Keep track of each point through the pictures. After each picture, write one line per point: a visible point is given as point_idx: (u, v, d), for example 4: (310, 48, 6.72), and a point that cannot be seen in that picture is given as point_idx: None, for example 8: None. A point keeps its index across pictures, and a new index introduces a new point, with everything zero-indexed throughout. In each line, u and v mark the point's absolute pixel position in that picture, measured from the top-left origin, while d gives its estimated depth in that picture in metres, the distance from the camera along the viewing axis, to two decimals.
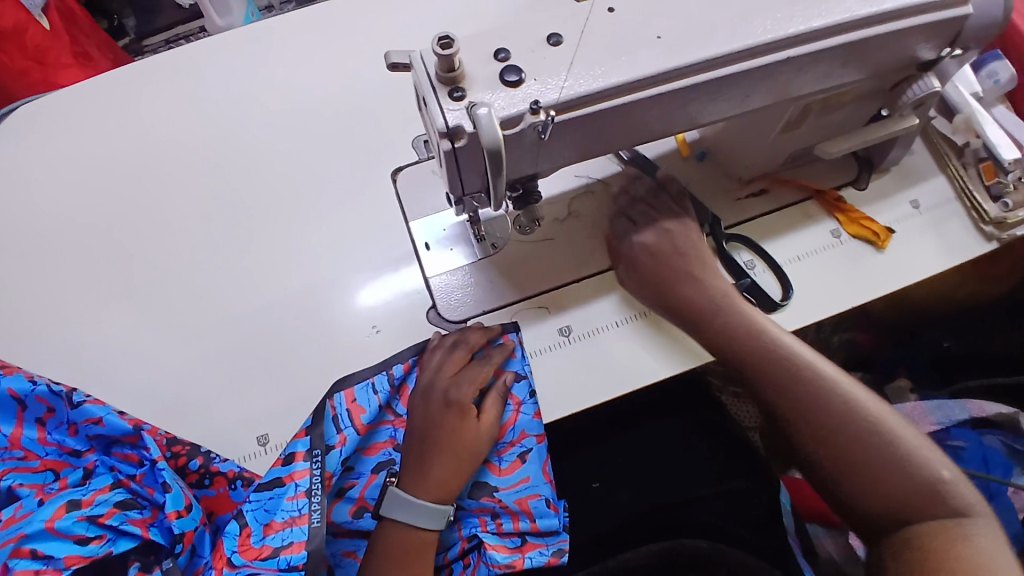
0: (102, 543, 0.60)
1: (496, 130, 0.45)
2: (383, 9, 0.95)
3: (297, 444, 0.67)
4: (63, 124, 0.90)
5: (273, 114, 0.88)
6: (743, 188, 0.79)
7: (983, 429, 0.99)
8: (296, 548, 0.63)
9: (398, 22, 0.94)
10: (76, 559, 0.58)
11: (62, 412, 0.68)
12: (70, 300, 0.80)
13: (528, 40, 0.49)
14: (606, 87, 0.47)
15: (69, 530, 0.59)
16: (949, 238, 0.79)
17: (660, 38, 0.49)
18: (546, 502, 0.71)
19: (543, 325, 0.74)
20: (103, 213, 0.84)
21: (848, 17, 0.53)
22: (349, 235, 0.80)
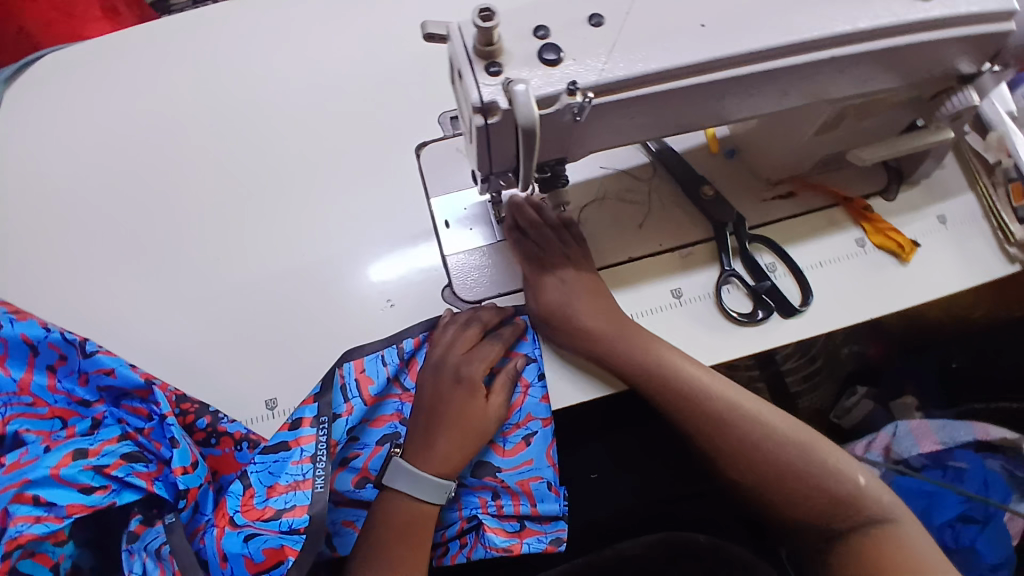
0: (106, 494, 0.61)
1: (533, 108, 0.44)
2: None
3: (304, 410, 0.68)
4: (89, 76, 0.89)
5: (299, 81, 0.87)
6: (769, 189, 0.78)
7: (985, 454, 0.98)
8: (297, 511, 0.65)
9: None
10: (79, 508, 0.59)
11: (74, 361, 0.69)
12: (87, 254, 0.80)
13: (568, 20, 0.48)
14: (643, 73, 0.46)
15: (75, 478, 0.60)
16: (972, 256, 0.77)
17: (703, 27, 0.48)
18: (547, 486, 0.72)
19: None
20: (123, 169, 0.84)
21: (896, 20, 0.51)
22: (366, 208, 0.80)
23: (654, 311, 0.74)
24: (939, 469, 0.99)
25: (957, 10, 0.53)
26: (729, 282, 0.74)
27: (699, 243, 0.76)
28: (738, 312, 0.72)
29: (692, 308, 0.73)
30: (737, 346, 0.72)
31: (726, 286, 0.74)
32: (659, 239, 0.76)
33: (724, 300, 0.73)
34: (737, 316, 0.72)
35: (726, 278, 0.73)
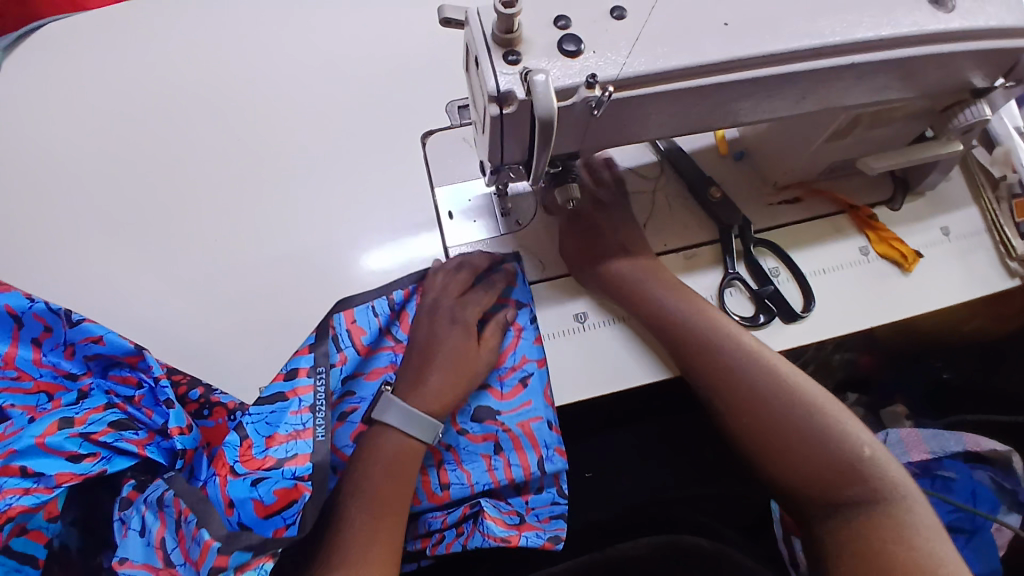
0: (96, 462, 0.60)
1: (552, 99, 0.43)
2: None
3: (301, 360, 0.69)
4: (90, 47, 0.87)
5: (306, 63, 0.86)
6: (776, 194, 0.78)
7: (973, 463, 0.99)
8: (300, 460, 0.64)
9: None
10: (69, 476, 0.58)
11: (60, 332, 0.68)
12: (82, 229, 0.78)
13: (591, 11, 0.47)
14: (664, 69, 0.45)
15: (62, 446, 0.59)
16: (974, 269, 0.77)
17: (726, 26, 0.47)
18: (548, 426, 0.70)
19: (558, 308, 0.73)
20: (122, 143, 0.82)
21: (919, 29, 0.51)
22: (370, 194, 0.78)
23: None
24: (928, 477, 0.99)
25: (980, 23, 0.53)
26: (732, 285, 0.73)
27: (704, 244, 0.75)
28: (740, 316, 0.72)
29: None
30: None
31: (729, 289, 0.74)
32: (664, 240, 0.76)
33: (726, 302, 0.73)
34: (739, 319, 0.71)
35: (729, 281, 0.73)
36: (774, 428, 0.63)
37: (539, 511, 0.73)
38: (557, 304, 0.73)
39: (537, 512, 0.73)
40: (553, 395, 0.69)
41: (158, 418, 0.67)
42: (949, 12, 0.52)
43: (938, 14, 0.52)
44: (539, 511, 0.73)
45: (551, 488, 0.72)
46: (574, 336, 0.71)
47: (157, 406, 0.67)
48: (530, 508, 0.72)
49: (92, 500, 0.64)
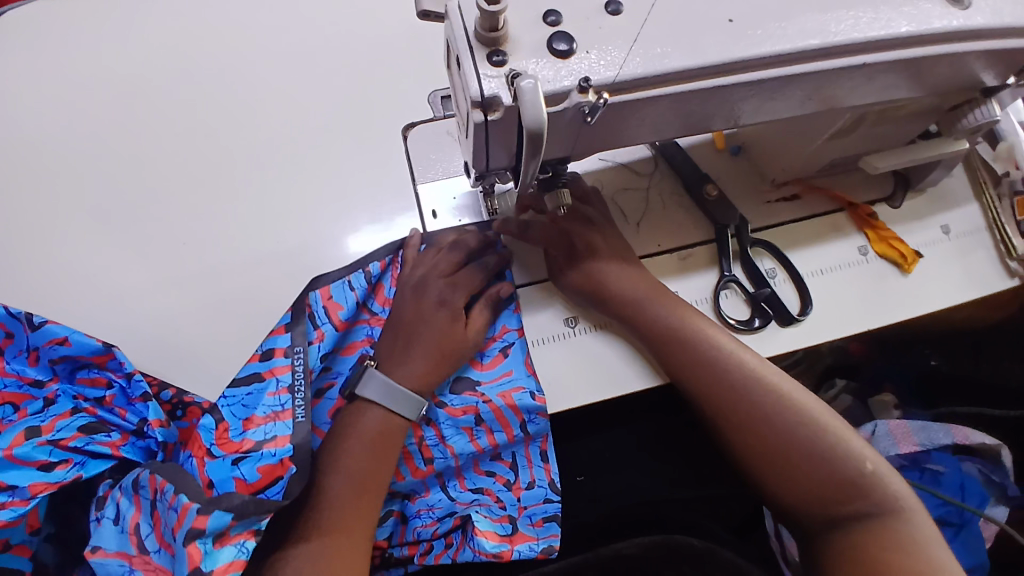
0: (69, 468, 0.56)
1: (541, 108, 0.38)
2: None
3: (276, 341, 0.64)
4: (48, 31, 0.81)
5: (280, 47, 0.80)
6: (774, 191, 0.75)
7: (962, 455, 0.99)
8: (279, 441, 0.59)
9: None
10: (43, 487, 0.54)
11: (22, 338, 0.61)
12: (42, 227, 0.73)
13: (584, 5, 0.43)
14: (664, 70, 0.42)
15: (30, 456, 0.55)
16: (974, 268, 0.75)
17: (731, 23, 0.43)
18: (531, 396, 0.67)
19: (545, 313, 0.69)
20: (84, 133, 0.76)
21: (938, 26, 0.47)
22: (352, 189, 0.74)
23: None
24: (917, 471, 0.99)
25: (1001, 19, 0.49)
26: (727, 287, 0.71)
27: (699, 244, 0.72)
28: (735, 320, 0.69)
29: None
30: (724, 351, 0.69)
31: (725, 291, 0.71)
32: (658, 239, 0.72)
33: (721, 306, 0.70)
34: (735, 323, 0.69)
35: (725, 284, 0.70)
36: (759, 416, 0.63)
37: (532, 512, 0.69)
38: (545, 308, 0.70)
39: (530, 513, 0.69)
40: (534, 364, 0.68)
41: (132, 418, 0.62)
42: (966, 8, 0.49)
43: (955, 9, 0.49)
44: (532, 512, 0.69)
45: (542, 482, 0.70)
46: (566, 340, 0.68)
47: (132, 405, 0.63)
48: (522, 508, 0.69)
49: (66, 517, 0.61)
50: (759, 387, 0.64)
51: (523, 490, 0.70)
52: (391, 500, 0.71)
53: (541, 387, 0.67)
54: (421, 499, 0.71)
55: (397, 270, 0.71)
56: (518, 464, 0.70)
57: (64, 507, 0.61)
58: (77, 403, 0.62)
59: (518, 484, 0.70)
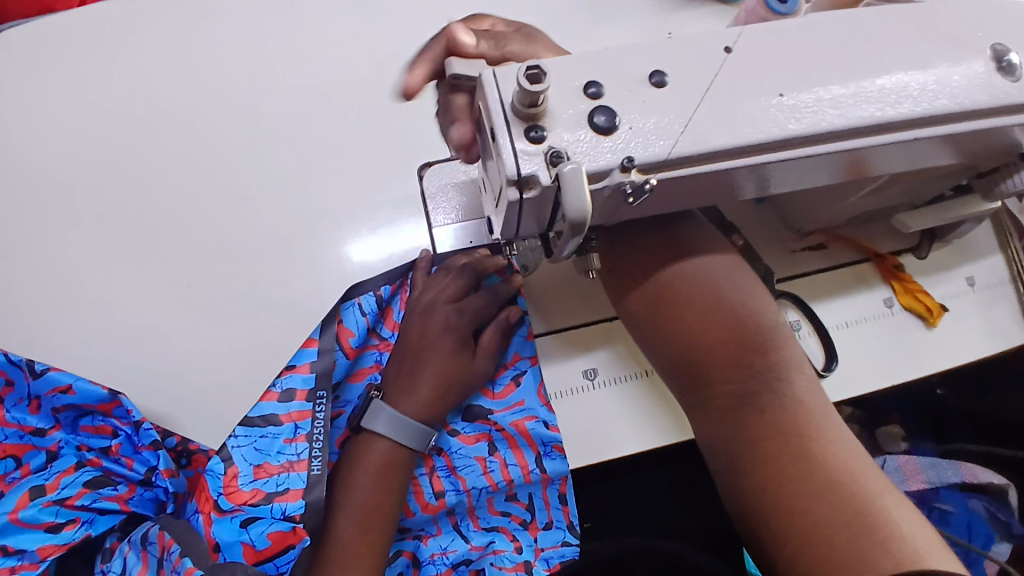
0: (77, 528, 0.53)
1: (585, 193, 0.35)
2: None
3: (296, 380, 0.61)
4: (46, 47, 0.77)
5: (290, 71, 0.77)
6: (799, 240, 0.73)
7: (969, 493, 0.98)
8: (291, 496, 0.55)
9: None
10: (53, 549, 0.52)
11: (22, 386, 0.57)
12: (37, 257, 0.69)
13: (627, 76, 0.40)
14: (712, 149, 0.39)
15: (36, 519, 0.52)
16: (999, 323, 0.74)
17: (781, 97, 0.41)
18: (545, 426, 0.65)
19: (566, 362, 0.66)
20: (85, 158, 0.73)
21: (987, 101, 0.44)
22: (364, 225, 0.71)
23: None
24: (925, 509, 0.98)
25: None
26: None
27: None
28: None
29: None
30: None
31: None
32: None
33: None
34: None
35: None
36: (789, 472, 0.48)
37: (549, 556, 0.66)
38: (563, 359, 0.66)
39: (547, 557, 0.66)
40: (546, 393, 0.65)
41: (139, 467, 0.59)
42: (1019, 80, 0.45)
43: (1006, 82, 0.45)
44: (549, 555, 0.66)
45: (560, 524, 0.67)
46: (581, 395, 0.65)
47: (139, 454, 0.59)
48: (539, 551, 0.66)
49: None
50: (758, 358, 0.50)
51: (540, 529, 0.67)
52: (401, 540, 0.67)
53: (555, 418, 0.65)
54: (433, 541, 0.67)
55: (406, 294, 0.70)
56: (534, 505, 0.68)
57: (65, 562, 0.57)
58: (81, 455, 0.57)
59: (535, 524, 0.68)
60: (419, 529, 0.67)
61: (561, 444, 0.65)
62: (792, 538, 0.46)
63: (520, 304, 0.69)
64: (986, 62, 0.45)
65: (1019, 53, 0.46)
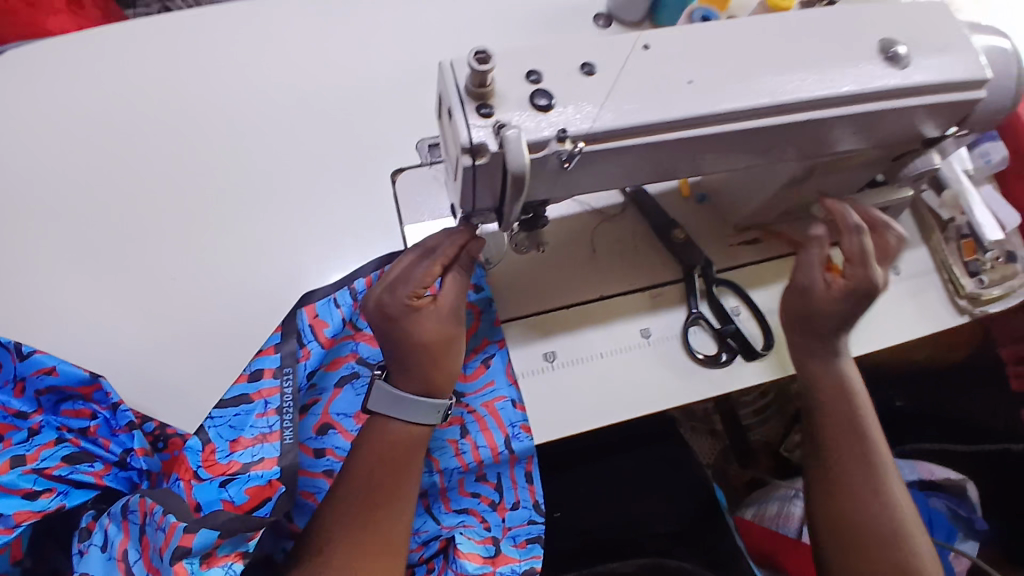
0: (52, 498, 0.57)
1: (524, 153, 0.44)
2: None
3: (264, 361, 0.65)
4: (34, 68, 0.82)
5: (272, 84, 0.83)
6: (737, 235, 0.80)
7: (930, 492, 1.05)
8: (267, 464, 0.61)
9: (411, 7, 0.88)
10: (27, 515, 0.55)
11: (9, 367, 0.62)
12: (34, 256, 0.74)
13: (562, 66, 0.48)
14: (636, 124, 0.47)
15: (16, 485, 0.56)
16: (924, 306, 0.83)
17: (691, 83, 0.49)
18: (512, 404, 0.70)
19: (530, 346, 0.72)
20: (74, 171, 0.78)
21: (878, 85, 0.54)
22: (338, 229, 0.76)
23: (625, 351, 0.73)
24: None
25: (935, 78, 0.56)
26: (696, 324, 0.75)
27: (670, 283, 0.76)
28: (703, 355, 0.73)
29: (661, 349, 0.74)
30: (699, 388, 0.73)
31: (693, 328, 0.75)
32: (630, 278, 0.76)
33: (690, 341, 0.74)
34: (703, 358, 0.73)
35: (693, 320, 0.74)
36: (874, 494, 0.70)
37: (516, 533, 0.70)
38: (528, 342, 0.72)
39: (514, 534, 0.70)
40: (515, 372, 0.71)
41: (116, 449, 0.61)
42: (904, 68, 0.55)
43: (894, 70, 0.55)
44: (516, 533, 0.70)
45: (527, 503, 0.71)
46: (545, 374, 0.71)
47: (116, 436, 0.62)
48: (507, 529, 0.70)
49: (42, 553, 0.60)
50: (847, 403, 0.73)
51: (507, 510, 0.71)
52: None
53: (521, 395, 0.70)
54: None
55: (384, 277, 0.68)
56: (503, 485, 0.71)
57: (40, 541, 0.59)
58: (62, 433, 0.61)
59: (502, 505, 0.71)
60: None
61: (528, 423, 0.69)
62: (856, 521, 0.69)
63: (486, 292, 0.74)
64: (874, 57, 0.55)
65: (905, 46, 0.56)
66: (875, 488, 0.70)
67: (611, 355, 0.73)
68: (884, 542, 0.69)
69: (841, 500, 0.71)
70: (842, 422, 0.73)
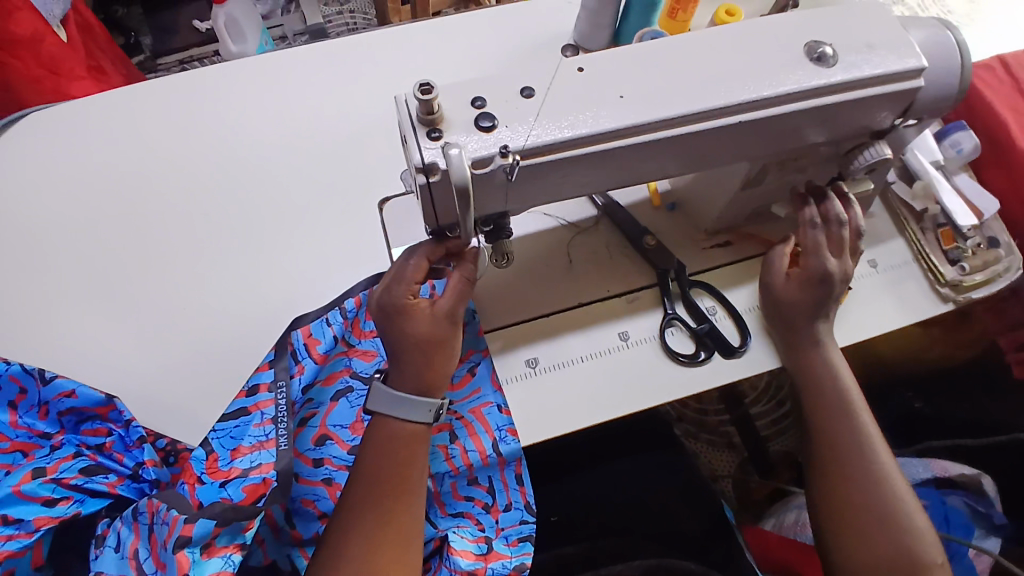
0: (69, 504, 0.63)
1: (467, 170, 0.50)
2: (383, 41, 0.97)
3: (261, 376, 0.71)
4: (59, 131, 0.91)
5: (271, 130, 0.91)
6: (708, 239, 0.84)
7: (946, 489, 1.03)
8: (264, 468, 0.68)
9: (396, 53, 0.97)
10: (46, 520, 0.61)
11: (34, 393, 0.68)
12: (60, 293, 0.82)
13: (504, 91, 0.54)
14: (572, 137, 0.52)
15: (35, 492, 0.62)
16: (903, 296, 0.84)
17: (622, 98, 0.54)
18: (498, 410, 0.74)
19: (513, 353, 0.76)
20: (94, 219, 0.86)
21: (806, 84, 0.58)
22: (331, 258, 0.82)
23: (604, 353, 0.77)
24: None
25: (862, 75, 0.60)
26: (673, 325, 0.78)
27: (644, 288, 0.80)
28: (682, 354, 0.76)
29: (639, 350, 0.77)
30: (679, 385, 0.75)
31: (671, 329, 0.78)
32: (607, 285, 0.80)
33: (668, 341, 0.77)
34: (682, 358, 0.75)
35: (669, 321, 0.77)
36: (872, 479, 0.71)
37: (508, 533, 0.73)
38: (511, 351, 0.76)
39: (507, 534, 0.73)
40: (499, 379, 0.75)
41: (129, 462, 0.68)
42: (832, 65, 0.60)
43: (822, 68, 0.59)
44: (509, 533, 0.73)
45: (518, 504, 0.74)
46: (528, 380, 0.75)
47: (129, 450, 0.69)
48: (500, 530, 0.74)
49: None
50: (837, 392, 0.75)
51: (501, 511, 0.74)
52: None
53: (506, 400, 0.74)
54: None
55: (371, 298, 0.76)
56: (494, 487, 0.74)
57: (60, 556, 0.63)
58: (80, 449, 0.68)
59: (496, 507, 0.74)
60: None
61: (514, 427, 0.73)
62: (857, 506, 0.70)
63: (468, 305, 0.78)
64: (802, 60, 0.59)
65: (832, 46, 0.60)
66: (871, 473, 0.71)
67: (591, 357, 0.76)
68: (880, 521, 0.69)
69: (841, 487, 0.72)
70: (833, 410, 0.74)
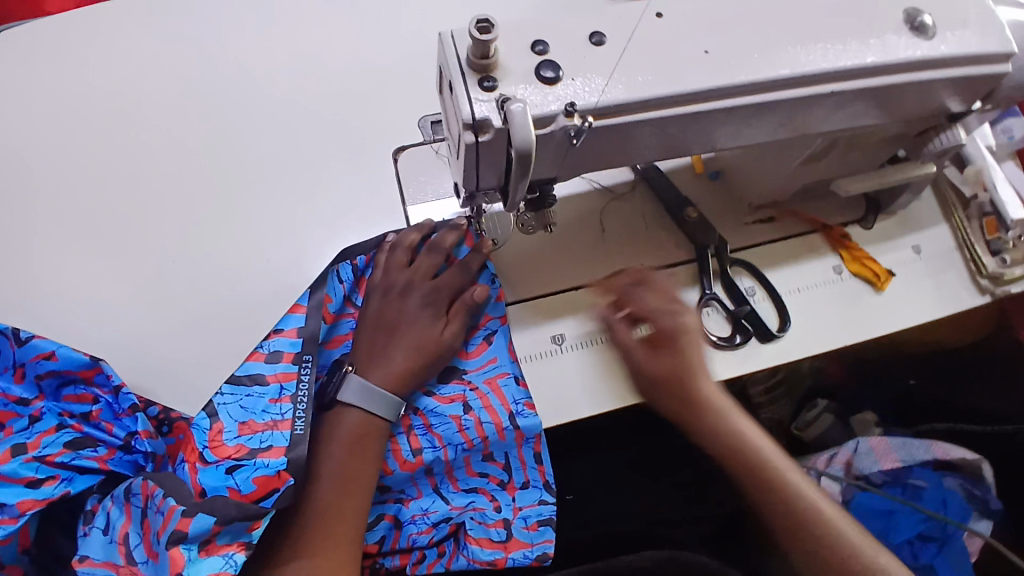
0: (57, 485, 0.58)
1: (529, 129, 0.43)
2: None
3: (283, 343, 0.65)
4: (35, 45, 0.80)
5: (268, 60, 0.80)
6: (751, 213, 0.77)
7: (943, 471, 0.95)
8: (273, 453, 0.60)
9: None
10: (32, 503, 0.56)
11: (8, 354, 0.64)
12: (28, 237, 0.73)
13: (570, 36, 0.47)
14: (643, 98, 0.46)
15: (17, 473, 0.57)
16: (946, 287, 0.79)
17: (707, 54, 0.47)
18: (515, 381, 0.68)
19: (535, 329, 0.70)
20: (70, 148, 0.76)
21: (904, 56, 0.51)
22: (334, 213, 0.74)
23: None
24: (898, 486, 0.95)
25: (966, 48, 0.52)
26: (709, 305, 0.72)
27: (681, 264, 0.74)
28: (717, 337, 0.70)
29: None
30: (715, 372, 0.70)
31: (707, 309, 0.72)
32: (641, 260, 0.74)
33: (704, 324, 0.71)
34: (717, 340, 0.70)
35: (706, 301, 0.71)
36: None
37: (527, 514, 0.70)
38: (534, 325, 0.70)
39: (525, 515, 0.70)
40: (517, 350, 0.69)
41: (119, 432, 0.64)
42: (932, 37, 0.52)
43: (920, 39, 0.51)
44: (527, 514, 0.70)
45: (536, 483, 0.70)
46: (551, 358, 0.69)
47: (119, 420, 0.64)
48: (517, 509, 0.70)
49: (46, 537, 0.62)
50: None
51: (518, 489, 0.70)
52: (383, 504, 0.71)
53: (523, 371, 0.68)
54: (413, 503, 0.71)
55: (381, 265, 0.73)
56: (511, 465, 0.70)
57: (44, 529, 0.62)
58: (63, 420, 0.63)
59: (512, 484, 0.70)
60: (400, 491, 0.71)
61: (532, 400, 0.67)
62: None
63: (489, 271, 0.72)
64: (901, 25, 0.51)
65: (932, 14, 0.52)
66: None
67: None
68: None
69: None
70: None
